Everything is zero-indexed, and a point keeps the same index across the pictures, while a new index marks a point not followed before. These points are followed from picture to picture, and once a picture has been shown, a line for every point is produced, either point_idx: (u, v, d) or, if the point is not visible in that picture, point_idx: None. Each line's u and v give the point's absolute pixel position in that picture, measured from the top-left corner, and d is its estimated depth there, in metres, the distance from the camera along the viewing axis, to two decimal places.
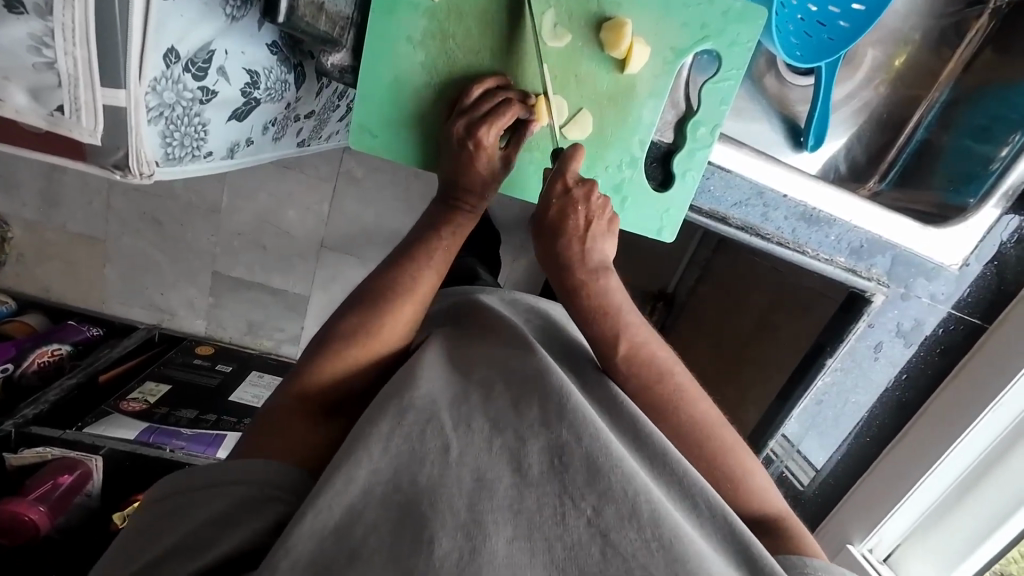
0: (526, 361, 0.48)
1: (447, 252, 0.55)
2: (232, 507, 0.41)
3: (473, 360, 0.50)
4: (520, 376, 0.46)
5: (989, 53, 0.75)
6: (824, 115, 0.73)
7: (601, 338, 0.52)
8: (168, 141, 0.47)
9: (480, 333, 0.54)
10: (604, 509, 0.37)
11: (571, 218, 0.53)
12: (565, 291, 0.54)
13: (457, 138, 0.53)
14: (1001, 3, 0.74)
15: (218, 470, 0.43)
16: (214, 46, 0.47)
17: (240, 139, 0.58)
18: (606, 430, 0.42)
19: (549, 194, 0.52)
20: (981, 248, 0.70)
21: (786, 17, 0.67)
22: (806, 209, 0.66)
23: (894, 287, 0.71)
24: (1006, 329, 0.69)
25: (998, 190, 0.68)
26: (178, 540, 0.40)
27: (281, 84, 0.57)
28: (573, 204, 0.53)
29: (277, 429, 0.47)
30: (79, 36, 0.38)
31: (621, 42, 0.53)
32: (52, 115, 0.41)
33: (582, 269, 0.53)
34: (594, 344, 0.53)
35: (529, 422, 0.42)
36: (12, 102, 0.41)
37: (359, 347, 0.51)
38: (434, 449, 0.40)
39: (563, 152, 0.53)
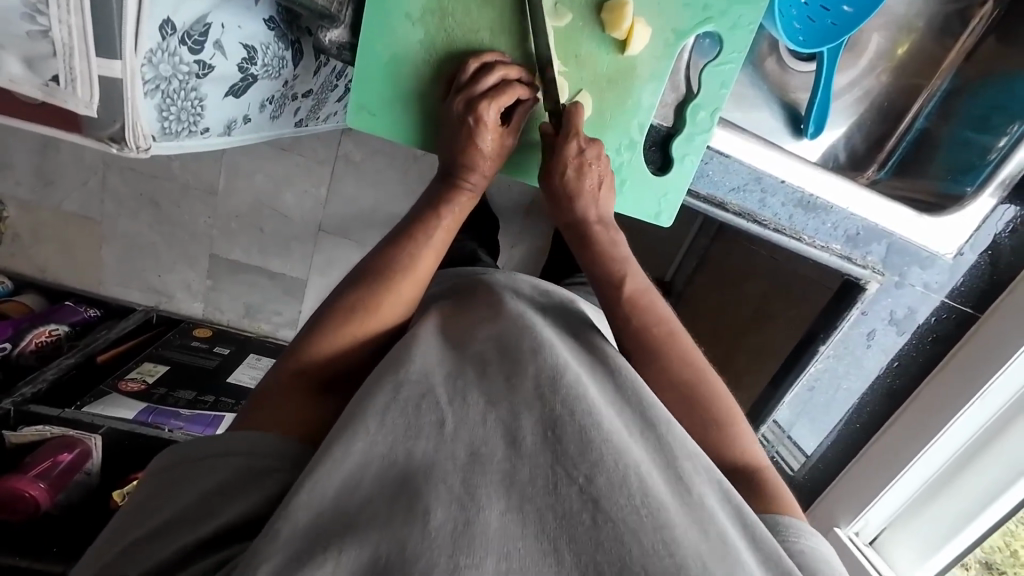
0: (523, 338, 0.48)
1: (447, 231, 0.56)
2: (235, 477, 0.41)
3: (470, 335, 0.51)
4: (512, 351, 0.47)
5: (990, 42, 0.75)
6: (825, 103, 0.73)
7: (606, 279, 0.56)
8: (165, 115, 0.46)
9: (475, 309, 0.55)
10: (599, 475, 0.38)
11: (587, 180, 0.55)
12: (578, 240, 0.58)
13: (456, 115, 0.53)
14: None
15: (218, 440, 0.43)
16: (210, 19, 0.46)
17: (238, 116, 0.56)
18: (601, 403, 0.43)
19: (563, 155, 0.54)
20: (977, 237, 0.70)
21: (789, 2, 0.67)
22: (803, 196, 0.66)
23: (889, 275, 0.71)
24: (999, 318, 0.70)
25: (995, 179, 0.68)
26: (183, 510, 0.40)
27: (279, 61, 0.56)
28: (586, 164, 0.55)
29: (274, 403, 0.47)
30: (73, 3, 0.38)
31: (622, 22, 0.52)
32: (47, 85, 0.41)
33: (598, 224, 0.57)
34: (598, 286, 0.56)
35: (526, 398, 0.42)
36: (8, 71, 0.41)
37: (357, 324, 0.51)
38: (433, 421, 0.41)
39: (566, 110, 0.54)
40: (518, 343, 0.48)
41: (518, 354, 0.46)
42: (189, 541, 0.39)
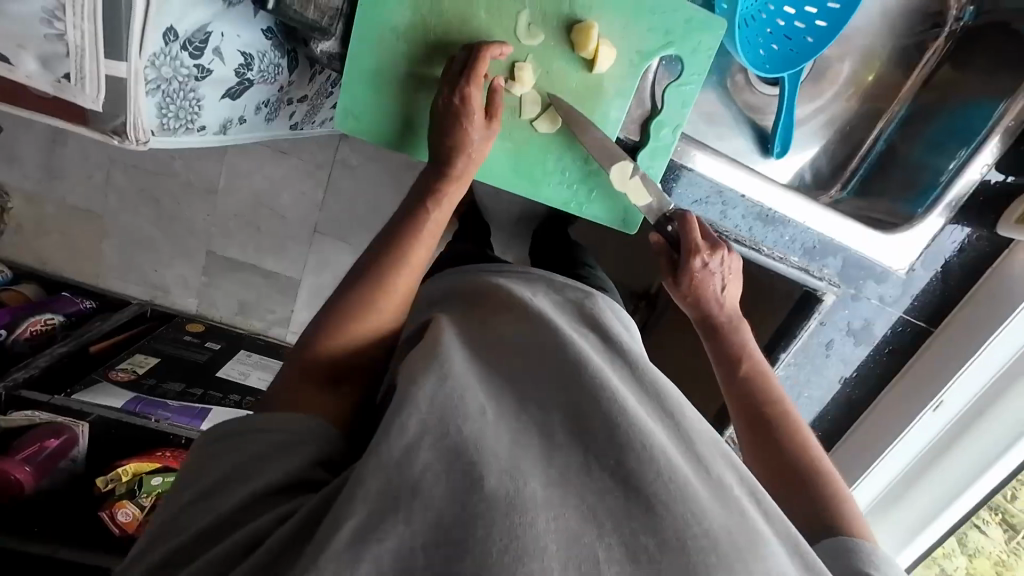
0: (541, 337, 0.52)
1: (435, 227, 0.58)
2: (272, 447, 0.46)
3: (496, 340, 0.53)
4: (540, 350, 0.50)
5: (946, 69, 0.80)
6: (789, 125, 0.77)
7: (729, 359, 0.62)
8: (164, 112, 0.50)
9: (490, 313, 0.59)
10: (642, 468, 0.39)
11: (709, 284, 0.61)
12: (705, 330, 0.65)
13: (443, 98, 0.54)
14: (956, 27, 0.79)
15: (258, 417, 0.48)
16: (210, 28, 0.50)
17: (233, 117, 0.60)
18: (625, 395, 0.45)
19: (690, 272, 0.60)
20: (927, 255, 0.74)
21: (753, 30, 0.72)
22: (763, 210, 0.70)
23: (846, 288, 0.75)
24: (951, 334, 0.75)
25: (943, 201, 0.72)
26: (227, 475, 0.45)
27: (275, 67, 0.59)
28: (709, 275, 0.61)
29: (291, 398, 0.51)
30: (87, 11, 0.42)
31: (589, 43, 0.56)
32: (58, 81, 0.45)
33: (723, 317, 0.63)
34: (721, 363, 0.63)
35: (549, 392, 0.46)
36: (25, 68, 0.45)
37: (357, 321, 0.54)
38: (467, 398, 0.43)
39: (684, 224, 0.60)
40: (529, 352, 0.51)
41: (542, 353, 0.50)
42: (238, 500, 0.43)
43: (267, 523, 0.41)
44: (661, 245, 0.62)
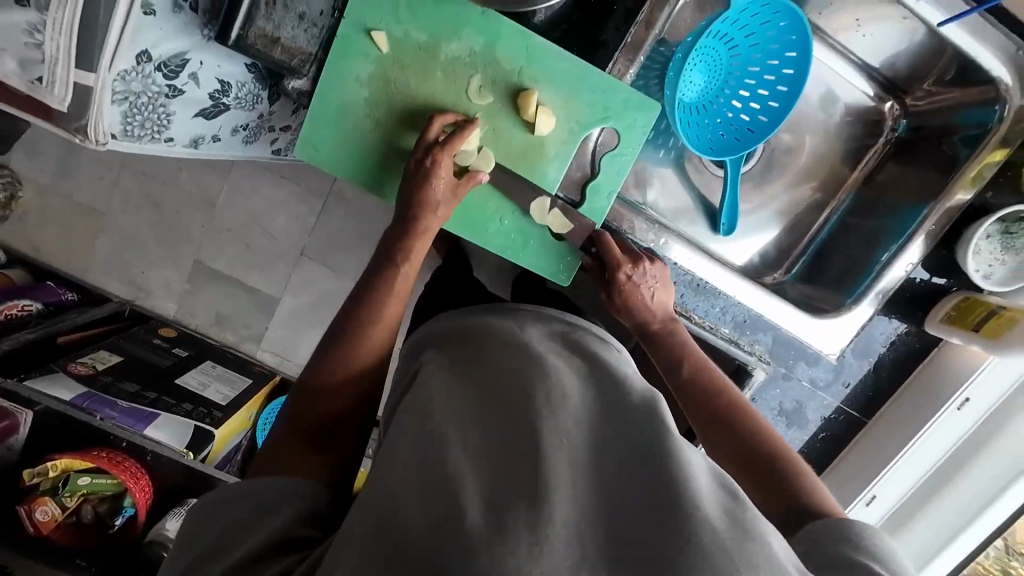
0: (498, 353, 0.49)
1: (406, 277, 0.59)
2: (269, 503, 0.45)
3: (477, 362, 0.49)
4: (493, 363, 0.48)
5: (890, 166, 0.83)
6: (734, 205, 0.81)
7: (670, 363, 0.61)
8: (128, 120, 0.56)
9: (474, 332, 0.55)
10: (569, 472, 0.35)
11: (638, 296, 0.64)
12: (648, 341, 0.65)
13: (416, 159, 0.60)
14: (893, 136, 0.83)
15: (248, 481, 0.46)
16: (188, 56, 0.55)
17: (206, 134, 0.66)
18: (579, 399, 0.42)
19: (617, 284, 0.64)
20: (857, 343, 0.76)
21: (699, 117, 0.76)
22: (695, 278, 0.73)
23: (776, 366, 0.76)
24: (881, 427, 0.76)
25: (876, 287, 0.74)
26: (221, 539, 0.43)
27: (254, 97, 0.65)
28: (635, 286, 0.64)
29: (280, 461, 0.49)
30: (65, 29, 0.48)
31: (530, 108, 0.62)
32: (32, 82, 0.51)
33: (659, 323, 0.65)
34: (664, 368, 0.62)
35: (503, 399, 0.42)
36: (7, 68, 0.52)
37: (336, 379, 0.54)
38: (442, 425, 0.41)
39: (603, 240, 0.65)
40: (491, 373, 0.46)
41: (500, 367, 0.47)
42: (237, 557, 0.41)
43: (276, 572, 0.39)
44: (591, 266, 0.67)
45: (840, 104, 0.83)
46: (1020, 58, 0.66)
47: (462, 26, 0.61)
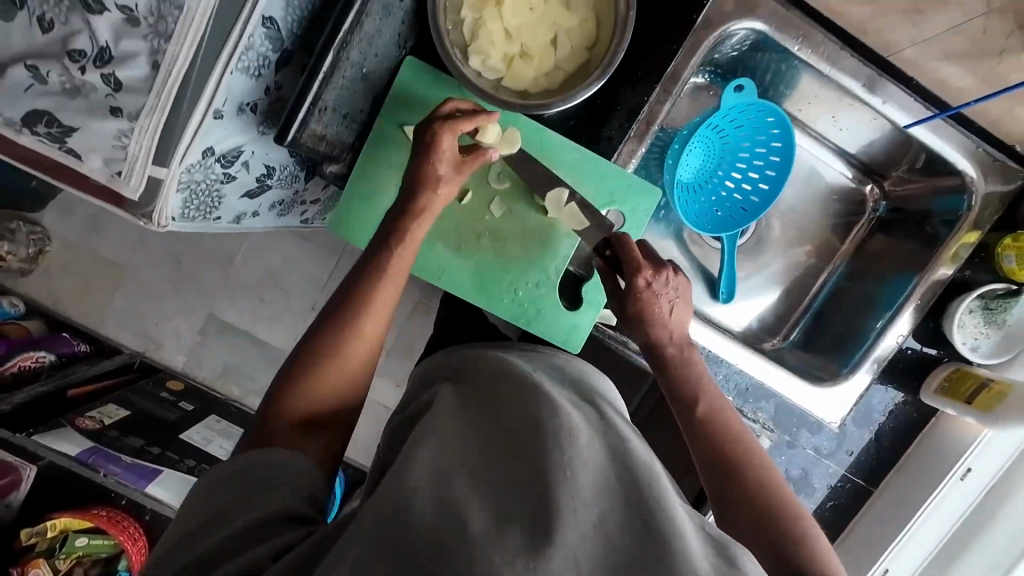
0: (514, 384, 0.48)
1: (398, 277, 0.58)
2: (238, 498, 0.42)
3: (489, 398, 0.46)
4: (504, 397, 0.45)
5: (878, 238, 0.87)
6: (732, 275, 0.86)
7: (682, 398, 0.57)
8: (187, 206, 0.59)
9: (477, 369, 0.53)
10: (578, 512, 0.32)
11: (655, 305, 0.59)
12: (659, 365, 0.60)
13: (418, 132, 0.61)
14: (876, 212, 0.87)
15: (243, 455, 0.45)
16: (243, 148, 0.60)
17: (247, 210, 0.72)
18: (586, 440, 0.39)
19: (633, 288, 0.59)
20: (857, 412, 0.78)
21: (697, 196, 0.83)
22: (698, 348, 0.77)
23: (780, 433, 0.78)
24: (888, 498, 0.77)
25: (872, 354, 0.77)
26: (206, 522, 0.41)
27: (293, 177, 0.72)
28: (653, 295, 0.59)
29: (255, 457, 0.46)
30: (150, 132, 0.49)
31: (544, 193, 0.69)
32: (111, 176, 0.50)
33: (673, 347, 0.59)
34: (674, 403, 0.57)
35: (507, 432, 0.40)
36: (80, 163, 0.50)
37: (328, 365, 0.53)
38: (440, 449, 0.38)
39: (619, 240, 0.61)
40: (499, 403, 0.44)
41: (505, 398, 0.45)
42: (216, 544, 0.39)
43: (263, 553, 0.37)
44: (604, 270, 0.63)
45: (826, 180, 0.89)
46: (980, 155, 0.72)
47: None
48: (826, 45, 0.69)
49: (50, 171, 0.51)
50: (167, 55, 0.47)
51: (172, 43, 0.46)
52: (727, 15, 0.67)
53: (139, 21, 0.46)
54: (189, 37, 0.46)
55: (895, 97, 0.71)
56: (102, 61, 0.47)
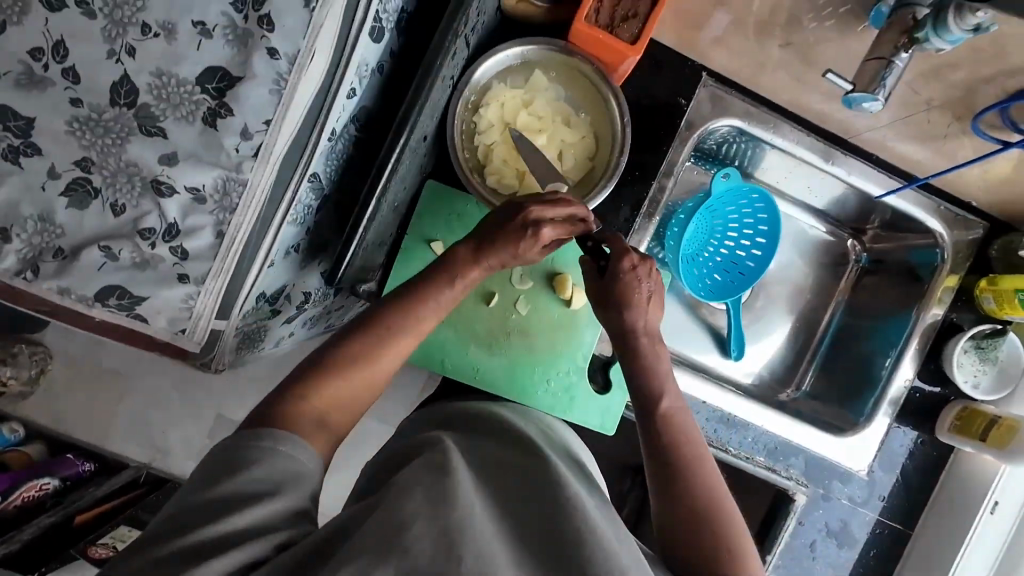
0: (527, 450, 0.53)
1: (439, 311, 0.60)
2: (228, 497, 0.42)
3: (489, 453, 0.52)
4: (525, 464, 0.50)
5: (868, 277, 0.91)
6: (740, 329, 0.88)
7: (647, 393, 0.58)
8: (239, 345, 0.63)
9: (477, 427, 0.59)
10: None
11: (636, 289, 0.59)
12: (626, 352, 0.61)
13: (518, 223, 0.59)
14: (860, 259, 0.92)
15: (247, 430, 0.47)
16: (287, 285, 0.65)
17: (286, 335, 0.75)
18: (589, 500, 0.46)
19: (617, 270, 0.59)
20: (882, 457, 0.82)
21: (699, 265, 0.88)
22: (725, 414, 0.81)
23: (814, 487, 0.81)
24: (927, 541, 0.80)
25: (887, 397, 0.81)
26: (204, 504, 0.42)
27: (326, 297, 0.76)
28: (636, 279, 0.59)
29: (228, 453, 0.45)
30: (215, 293, 0.54)
31: (565, 289, 0.74)
32: (177, 334, 0.54)
33: (646, 337, 0.60)
34: (640, 397, 0.59)
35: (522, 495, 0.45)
36: (148, 326, 0.53)
37: (359, 370, 0.54)
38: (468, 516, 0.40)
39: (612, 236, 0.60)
40: (513, 460, 0.50)
41: (521, 459, 0.51)
42: (201, 538, 0.40)
43: (260, 549, 0.41)
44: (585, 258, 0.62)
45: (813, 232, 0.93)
46: (943, 212, 0.81)
47: None
48: (793, 134, 0.77)
49: (123, 338, 0.55)
50: (231, 225, 0.52)
51: (235, 215, 0.52)
52: (705, 116, 0.76)
53: (204, 198, 0.51)
54: (250, 209, 0.52)
55: (859, 169, 0.79)
56: (171, 235, 0.52)
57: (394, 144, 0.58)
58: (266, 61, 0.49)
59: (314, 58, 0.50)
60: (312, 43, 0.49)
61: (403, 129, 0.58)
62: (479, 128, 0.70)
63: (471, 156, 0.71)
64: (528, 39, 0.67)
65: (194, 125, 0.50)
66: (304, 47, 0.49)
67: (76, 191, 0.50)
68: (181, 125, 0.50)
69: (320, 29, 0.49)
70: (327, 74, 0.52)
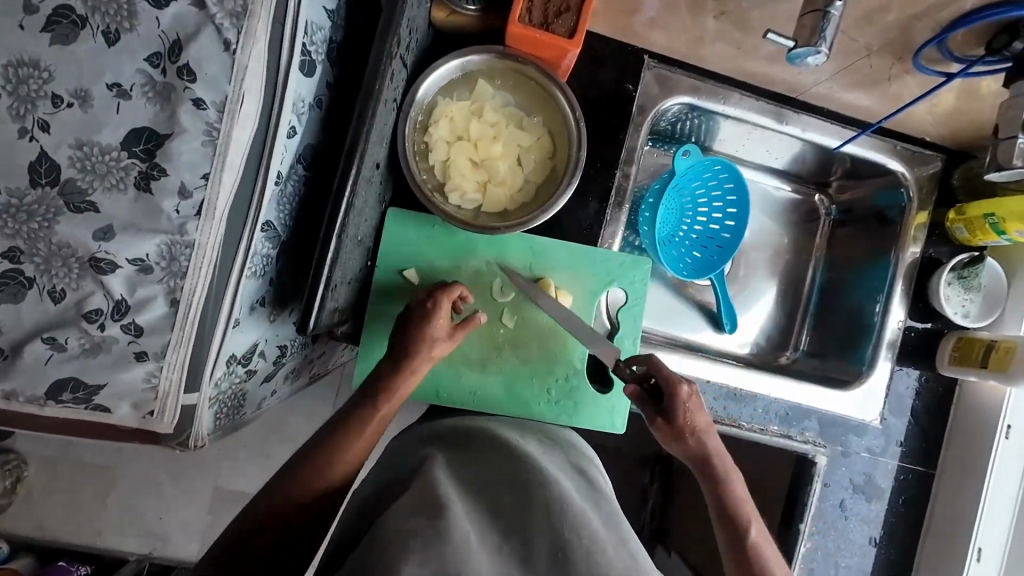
0: (523, 462, 0.54)
1: (382, 422, 0.62)
2: None
3: (482, 473, 0.53)
4: (523, 481, 0.50)
5: (841, 230, 0.91)
6: (729, 302, 0.87)
7: (734, 511, 0.62)
8: (219, 415, 0.59)
9: (469, 445, 0.60)
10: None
11: (702, 420, 0.64)
12: (704, 474, 0.64)
13: (419, 300, 0.67)
14: (831, 211, 0.93)
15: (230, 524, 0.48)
16: (259, 342, 0.61)
17: (266, 393, 0.71)
18: (596, 524, 0.46)
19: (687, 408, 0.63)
20: (891, 404, 0.82)
21: (677, 244, 0.87)
22: (730, 389, 0.79)
23: (832, 446, 0.80)
24: (950, 479, 0.79)
25: (884, 342, 0.81)
26: None
27: (304, 345, 0.73)
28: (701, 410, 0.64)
29: None
30: (178, 366, 0.50)
31: (549, 294, 0.72)
32: (145, 417, 0.50)
33: (719, 457, 0.64)
34: (727, 513, 0.62)
35: (537, 521, 0.45)
36: (111, 414, 0.49)
37: (322, 457, 0.58)
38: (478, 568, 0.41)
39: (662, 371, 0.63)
40: (511, 476, 0.52)
41: (523, 474, 0.51)
42: None
43: None
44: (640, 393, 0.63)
45: (783, 192, 0.94)
46: (901, 151, 0.81)
47: (477, 244, 0.72)
48: (743, 101, 0.78)
49: (91, 429, 0.51)
50: (184, 290, 0.48)
51: (188, 279, 0.48)
52: (655, 97, 0.76)
53: (150, 268, 0.48)
54: (202, 270, 0.49)
55: (812, 124, 0.79)
56: (120, 313, 0.48)
57: (346, 177, 0.55)
58: (192, 112, 0.46)
59: (245, 103, 0.47)
60: (239, 86, 0.47)
61: (353, 160, 0.55)
62: (431, 147, 0.68)
63: (429, 177, 0.69)
64: (466, 51, 0.66)
65: (127, 192, 0.47)
66: (232, 92, 0.47)
67: (8, 284, 0.46)
68: (113, 195, 0.47)
69: (245, 70, 0.47)
70: (261, 116, 0.49)
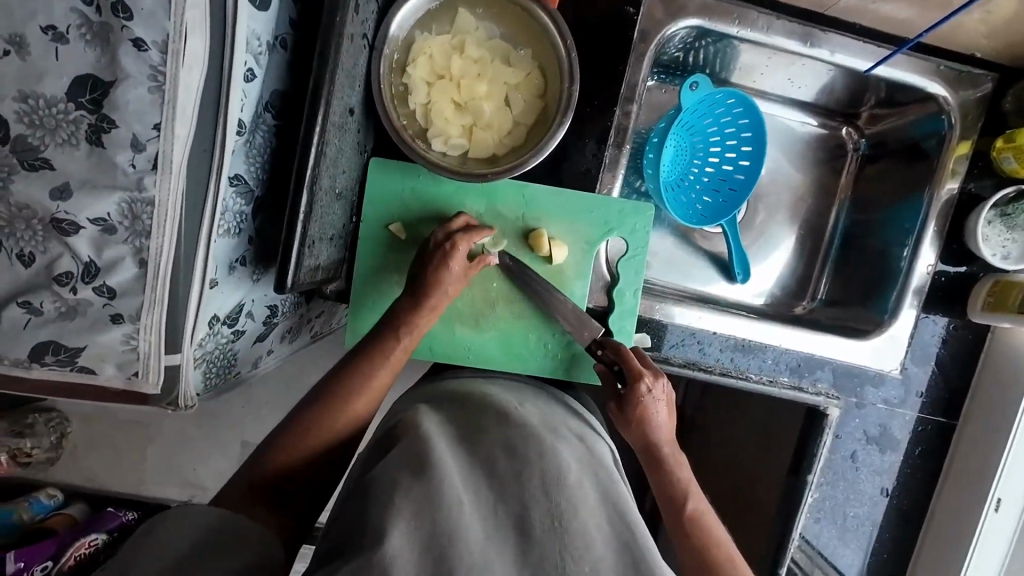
0: (522, 428, 0.51)
1: (403, 352, 0.61)
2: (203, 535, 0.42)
3: (479, 432, 0.51)
4: (519, 447, 0.47)
5: (870, 167, 0.83)
6: (741, 250, 0.82)
7: (672, 498, 0.58)
8: (208, 374, 0.59)
9: (465, 407, 0.57)
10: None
11: (654, 410, 0.60)
12: (649, 461, 0.61)
13: (436, 241, 0.64)
14: (860, 146, 0.84)
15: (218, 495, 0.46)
16: (244, 302, 0.60)
17: (261, 352, 0.71)
18: (595, 506, 0.44)
19: (638, 391, 0.60)
20: (914, 352, 0.77)
21: (685, 188, 0.80)
22: (738, 340, 0.76)
23: (846, 397, 0.77)
24: (971, 429, 0.75)
25: (910, 288, 0.75)
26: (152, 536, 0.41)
27: (295, 305, 0.71)
28: (656, 399, 0.61)
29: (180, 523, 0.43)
30: (155, 329, 0.49)
31: (542, 246, 0.68)
32: (130, 378, 0.50)
33: (669, 447, 0.60)
34: (666, 501, 0.58)
35: (531, 487, 0.43)
36: (94, 374, 0.49)
37: (321, 426, 0.55)
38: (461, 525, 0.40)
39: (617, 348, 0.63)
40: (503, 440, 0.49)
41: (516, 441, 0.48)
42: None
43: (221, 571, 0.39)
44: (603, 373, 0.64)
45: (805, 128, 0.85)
46: (944, 72, 0.71)
47: (465, 194, 0.68)
48: (761, 20, 0.69)
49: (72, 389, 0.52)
50: (150, 250, 0.47)
51: (152, 238, 0.46)
52: (660, 22, 0.68)
53: (114, 227, 0.46)
54: (166, 228, 0.46)
55: (843, 44, 0.70)
56: (90, 275, 0.47)
57: (311, 122, 0.51)
58: (134, 54, 0.42)
59: (188, 39, 0.43)
60: (180, 23, 0.42)
61: (319, 104, 0.51)
62: (410, 89, 0.63)
63: (409, 122, 0.64)
64: None
65: (79, 147, 0.44)
66: (172, 29, 0.42)
67: None
68: (66, 151, 0.44)
69: (184, 3, 0.42)
70: (210, 58, 0.45)
